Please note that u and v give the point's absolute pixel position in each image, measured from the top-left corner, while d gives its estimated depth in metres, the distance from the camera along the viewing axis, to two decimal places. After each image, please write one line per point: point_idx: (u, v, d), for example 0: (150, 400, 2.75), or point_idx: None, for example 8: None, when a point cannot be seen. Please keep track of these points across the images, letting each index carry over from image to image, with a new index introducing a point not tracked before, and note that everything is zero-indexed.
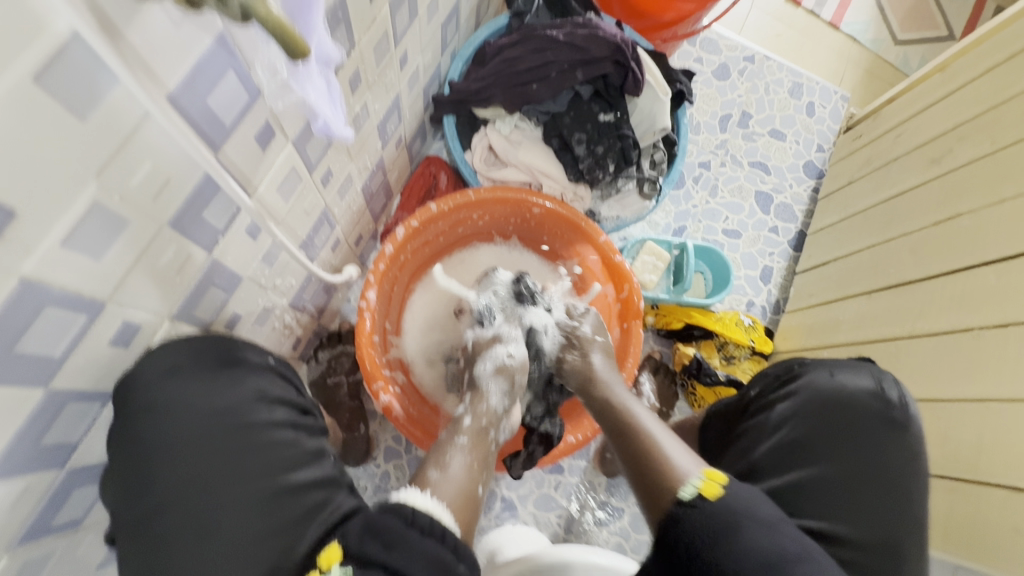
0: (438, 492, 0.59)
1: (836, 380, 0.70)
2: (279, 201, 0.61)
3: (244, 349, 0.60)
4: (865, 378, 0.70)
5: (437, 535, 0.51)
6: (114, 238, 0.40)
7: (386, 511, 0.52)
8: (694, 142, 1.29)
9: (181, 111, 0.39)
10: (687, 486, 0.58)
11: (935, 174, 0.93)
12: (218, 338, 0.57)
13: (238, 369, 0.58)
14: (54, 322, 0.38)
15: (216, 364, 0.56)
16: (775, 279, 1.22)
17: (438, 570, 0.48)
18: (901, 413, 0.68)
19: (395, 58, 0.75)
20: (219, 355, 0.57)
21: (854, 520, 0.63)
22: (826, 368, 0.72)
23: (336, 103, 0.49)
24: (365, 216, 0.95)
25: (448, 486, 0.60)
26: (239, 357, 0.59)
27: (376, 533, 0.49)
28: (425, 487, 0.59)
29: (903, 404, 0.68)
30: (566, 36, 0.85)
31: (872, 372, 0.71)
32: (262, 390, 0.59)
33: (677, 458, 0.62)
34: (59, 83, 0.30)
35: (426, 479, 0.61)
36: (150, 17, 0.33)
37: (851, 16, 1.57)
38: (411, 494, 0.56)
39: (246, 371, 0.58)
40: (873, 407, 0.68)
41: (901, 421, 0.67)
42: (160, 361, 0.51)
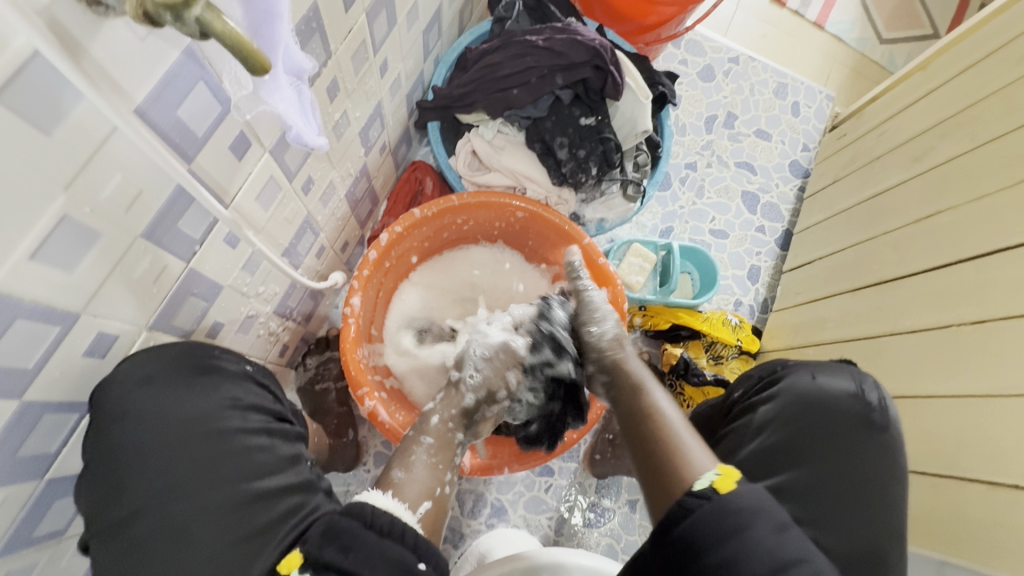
0: (399, 493, 0.60)
1: (817, 382, 0.70)
2: (258, 210, 0.62)
3: (220, 357, 0.60)
4: (847, 382, 0.70)
5: (396, 534, 0.51)
6: (85, 250, 0.40)
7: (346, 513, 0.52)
8: (680, 144, 1.30)
9: (150, 124, 0.40)
10: (702, 479, 0.55)
11: (916, 172, 0.93)
12: (193, 345, 0.58)
13: (214, 377, 0.58)
14: (26, 335, 0.39)
15: (192, 371, 0.56)
16: (762, 278, 1.23)
17: (397, 570, 0.48)
18: (879, 415, 0.68)
19: (375, 66, 0.75)
20: (195, 363, 0.57)
21: (833, 531, 0.63)
22: (807, 370, 0.71)
23: (308, 113, 0.49)
24: (351, 222, 0.96)
25: (412, 487, 0.62)
26: (214, 364, 0.59)
27: (335, 536, 0.50)
28: (387, 490, 0.60)
29: (882, 408, 0.69)
30: (545, 42, 0.86)
31: (852, 375, 0.71)
32: (236, 397, 0.59)
33: (694, 453, 0.60)
34: (22, 98, 0.31)
35: (390, 480, 0.62)
36: (113, 32, 0.34)
37: (836, 16, 1.58)
38: (372, 495, 0.58)
39: (222, 378, 0.59)
40: (852, 407, 0.68)
41: (879, 423, 0.68)
42: (140, 367, 0.51)
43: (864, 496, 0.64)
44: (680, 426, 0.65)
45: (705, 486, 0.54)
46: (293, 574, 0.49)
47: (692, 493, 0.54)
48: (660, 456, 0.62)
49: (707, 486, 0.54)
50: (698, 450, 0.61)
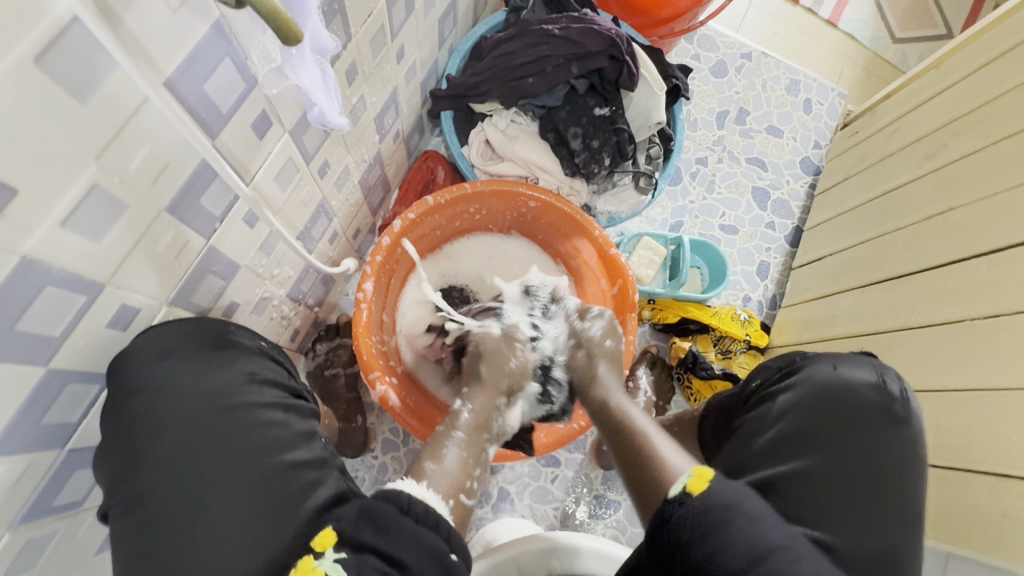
0: (432, 483, 0.60)
1: (839, 373, 0.71)
2: (276, 190, 0.62)
3: (235, 333, 0.61)
4: (867, 372, 0.71)
5: (430, 524, 0.52)
6: (113, 220, 0.41)
7: (381, 499, 0.53)
8: (691, 138, 1.30)
9: (178, 96, 0.40)
10: (676, 484, 0.57)
11: (929, 169, 0.93)
12: (210, 321, 0.58)
13: (230, 352, 0.59)
14: (55, 303, 0.39)
15: (210, 346, 0.57)
16: (772, 274, 1.23)
17: (432, 558, 0.49)
18: (901, 406, 0.69)
19: (392, 51, 0.76)
20: (212, 338, 0.58)
21: (866, 526, 0.61)
22: (829, 361, 0.72)
23: (331, 93, 0.50)
24: (363, 209, 0.96)
25: (445, 479, 0.62)
26: (230, 340, 0.60)
27: (370, 519, 0.50)
28: (421, 479, 0.60)
29: (904, 400, 0.69)
30: (561, 31, 0.86)
31: (875, 366, 0.72)
32: (253, 372, 0.60)
33: (669, 458, 0.62)
34: (59, 65, 0.31)
35: (422, 471, 0.62)
36: (147, 3, 0.34)
37: (849, 14, 1.57)
38: (408, 484, 0.58)
39: (237, 354, 0.60)
40: (864, 398, 0.69)
41: (902, 415, 0.68)
42: (159, 341, 0.52)
43: (873, 483, 0.64)
44: (653, 434, 0.67)
45: (679, 489, 0.56)
46: (325, 553, 0.49)
47: (668, 499, 0.56)
48: (643, 475, 0.63)
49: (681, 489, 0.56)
50: (674, 454, 0.63)
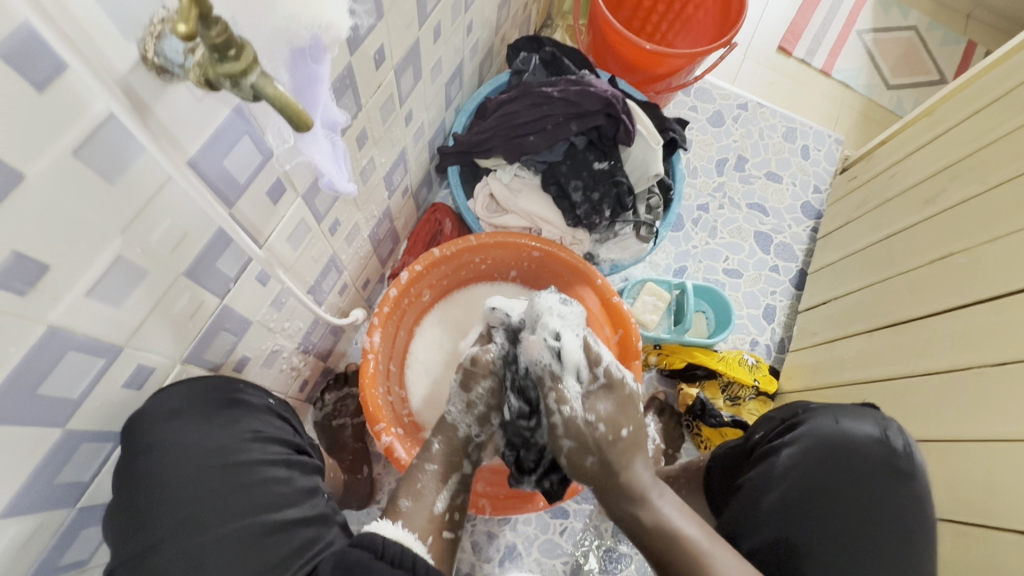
0: (407, 522, 0.64)
1: (841, 427, 0.69)
2: (288, 250, 0.65)
3: (244, 392, 0.63)
4: (869, 428, 0.69)
5: (407, 565, 0.55)
6: (133, 288, 0.43)
7: (358, 545, 0.55)
8: (692, 186, 1.33)
9: (199, 173, 0.43)
10: None
11: (928, 214, 0.95)
12: (218, 380, 0.60)
13: (239, 411, 0.61)
14: (75, 367, 0.41)
15: (216, 405, 0.58)
16: (778, 317, 1.23)
17: None
18: (905, 461, 0.67)
19: (400, 116, 0.81)
20: (220, 397, 0.59)
21: None
22: (830, 415, 0.71)
23: (340, 163, 0.53)
24: (372, 260, 1.00)
25: (422, 516, 0.66)
26: (240, 399, 0.61)
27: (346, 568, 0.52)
28: (396, 519, 0.64)
29: (908, 454, 0.67)
30: (560, 93, 0.91)
31: (875, 419, 0.71)
32: (256, 430, 0.61)
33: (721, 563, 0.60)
34: (94, 155, 0.34)
35: (397, 509, 0.66)
36: (177, 95, 0.38)
37: (842, 64, 1.63)
38: (383, 526, 0.61)
39: (246, 412, 0.61)
40: (870, 452, 0.67)
41: (906, 470, 0.66)
42: (169, 401, 0.53)
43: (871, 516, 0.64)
44: (702, 538, 0.63)
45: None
46: None
47: None
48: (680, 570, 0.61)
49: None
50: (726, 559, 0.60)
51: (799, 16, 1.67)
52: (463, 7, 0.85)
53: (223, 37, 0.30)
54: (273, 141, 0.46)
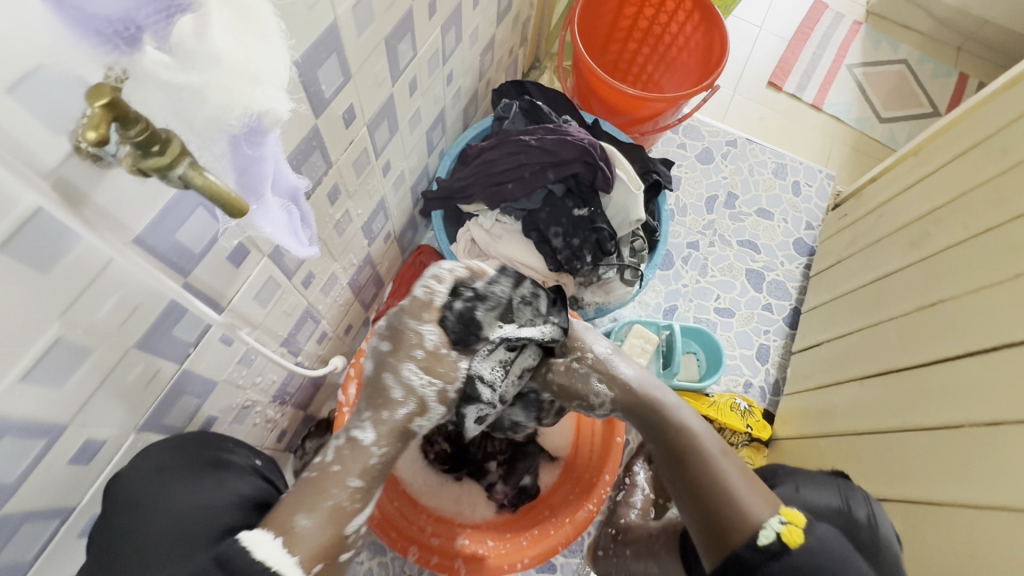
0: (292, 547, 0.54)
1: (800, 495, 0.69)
2: (256, 308, 0.65)
3: (231, 452, 0.64)
4: (833, 497, 0.68)
5: None
6: (75, 366, 0.42)
7: None
8: (681, 224, 1.32)
9: (147, 250, 0.43)
10: (768, 528, 0.61)
11: (913, 258, 0.93)
12: (206, 435, 0.62)
13: (225, 472, 0.61)
14: (12, 450, 0.40)
15: (201, 466, 0.59)
16: (772, 357, 1.20)
17: None
18: (868, 533, 0.64)
19: (376, 168, 0.81)
20: (207, 459, 0.60)
21: None
22: (793, 483, 0.71)
23: (297, 232, 0.52)
24: (354, 306, 0.99)
25: (310, 545, 0.55)
26: (226, 460, 0.63)
27: None
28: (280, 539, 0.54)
29: (871, 524, 0.65)
30: (537, 141, 0.91)
31: (839, 488, 0.70)
32: (241, 494, 0.60)
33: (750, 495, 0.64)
34: (24, 247, 0.34)
35: (290, 526, 0.55)
36: (118, 180, 0.38)
37: (832, 98, 1.64)
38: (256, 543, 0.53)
39: (233, 474, 0.62)
40: (833, 522, 0.66)
41: (869, 543, 0.63)
42: (154, 461, 0.55)
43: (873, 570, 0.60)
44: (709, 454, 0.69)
45: (772, 534, 0.60)
46: None
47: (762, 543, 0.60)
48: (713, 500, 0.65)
49: (775, 535, 0.60)
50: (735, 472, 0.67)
51: (787, 51, 1.69)
52: (441, 59, 0.87)
53: (145, 134, 0.30)
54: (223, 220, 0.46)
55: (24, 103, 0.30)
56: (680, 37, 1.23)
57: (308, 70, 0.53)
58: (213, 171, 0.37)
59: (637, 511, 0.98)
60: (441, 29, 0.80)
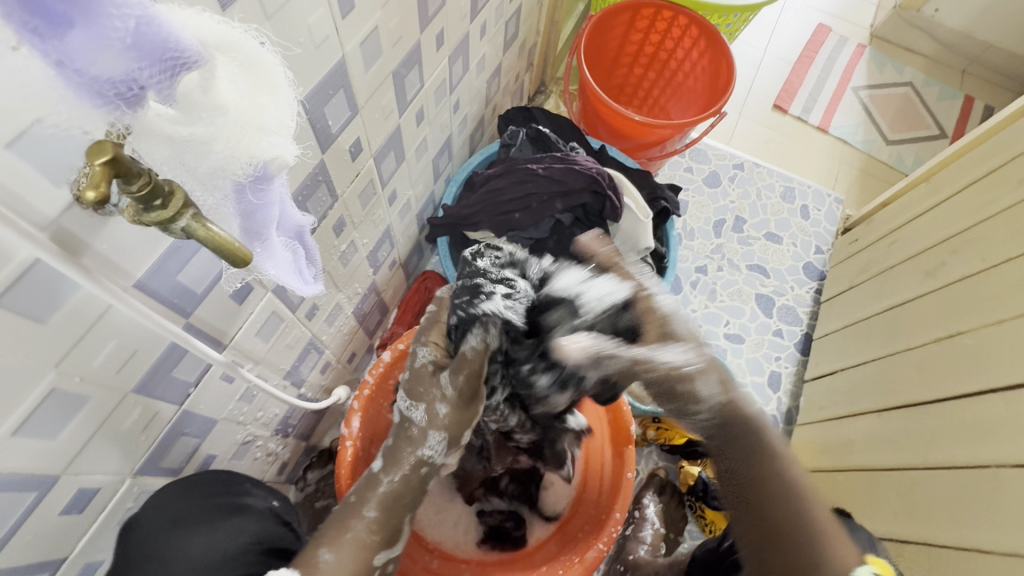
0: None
1: None
2: (258, 344, 0.63)
3: (249, 493, 0.66)
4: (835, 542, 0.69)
5: None
6: (70, 416, 0.41)
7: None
8: (689, 248, 1.31)
9: (148, 293, 0.42)
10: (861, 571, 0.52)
11: (931, 287, 0.93)
12: (226, 476, 0.65)
13: (243, 516, 0.63)
14: (1, 504, 0.39)
15: (221, 510, 0.61)
16: (784, 385, 1.17)
17: None
18: None
19: (383, 198, 0.81)
20: (227, 502, 0.63)
21: None
22: None
23: (304, 272, 0.50)
24: (359, 333, 0.97)
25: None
26: (242, 503, 0.64)
27: None
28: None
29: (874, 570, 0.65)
30: (544, 171, 0.91)
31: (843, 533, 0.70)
32: (258, 540, 0.62)
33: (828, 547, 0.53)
34: (19, 299, 0.33)
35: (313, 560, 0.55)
36: (118, 227, 0.37)
37: (838, 121, 1.63)
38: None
39: (250, 519, 0.64)
40: None
41: None
42: (169, 509, 0.56)
43: None
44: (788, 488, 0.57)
45: None
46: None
47: None
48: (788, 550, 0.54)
49: None
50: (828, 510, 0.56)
51: (792, 74, 1.69)
52: (449, 88, 0.87)
53: (147, 188, 0.29)
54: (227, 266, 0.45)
55: (24, 157, 0.29)
56: (686, 63, 1.23)
57: (316, 106, 0.52)
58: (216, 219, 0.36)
59: (647, 548, 0.94)
60: (448, 59, 0.80)
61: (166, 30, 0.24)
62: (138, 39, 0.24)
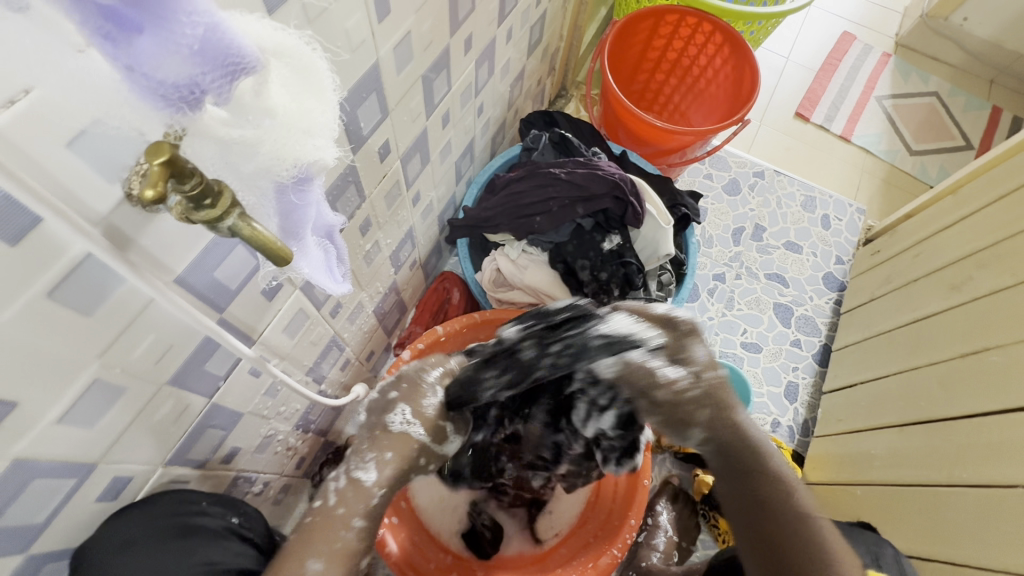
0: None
1: None
2: (284, 340, 0.64)
3: (203, 513, 0.56)
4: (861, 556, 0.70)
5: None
6: (109, 406, 0.42)
7: None
8: (707, 255, 1.30)
9: (186, 288, 0.43)
10: None
11: (957, 301, 0.92)
12: (178, 493, 0.55)
13: (197, 539, 0.54)
14: (43, 490, 0.40)
15: (173, 532, 0.52)
16: (801, 396, 1.16)
17: None
18: None
19: (407, 199, 0.82)
20: (179, 521, 0.53)
21: None
22: None
23: (333, 269, 0.51)
24: (378, 332, 0.98)
25: None
26: (196, 525, 0.55)
27: None
28: None
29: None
30: (567, 175, 0.91)
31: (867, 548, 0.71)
32: (210, 562, 0.53)
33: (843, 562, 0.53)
34: (70, 293, 0.34)
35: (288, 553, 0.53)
36: (163, 225, 0.38)
37: (861, 130, 1.61)
38: None
39: (205, 540, 0.55)
40: None
41: None
42: (121, 531, 0.49)
43: None
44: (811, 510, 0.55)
45: None
46: None
47: None
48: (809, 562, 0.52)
49: None
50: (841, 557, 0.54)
51: (815, 82, 1.67)
52: (474, 91, 0.87)
53: (199, 187, 0.30)
54: (263, 264, 0.46)
55: (83, 157, 0.30)
56: (709, 70, 1.22)
57: (350, 109, 0.53)
58: (260, 218, 0.37)
59: (659, 555, 0.95)
60: (475, 63, 0.81)
61: (230, 38, 0.25)
62: (203, 46, 0.25)
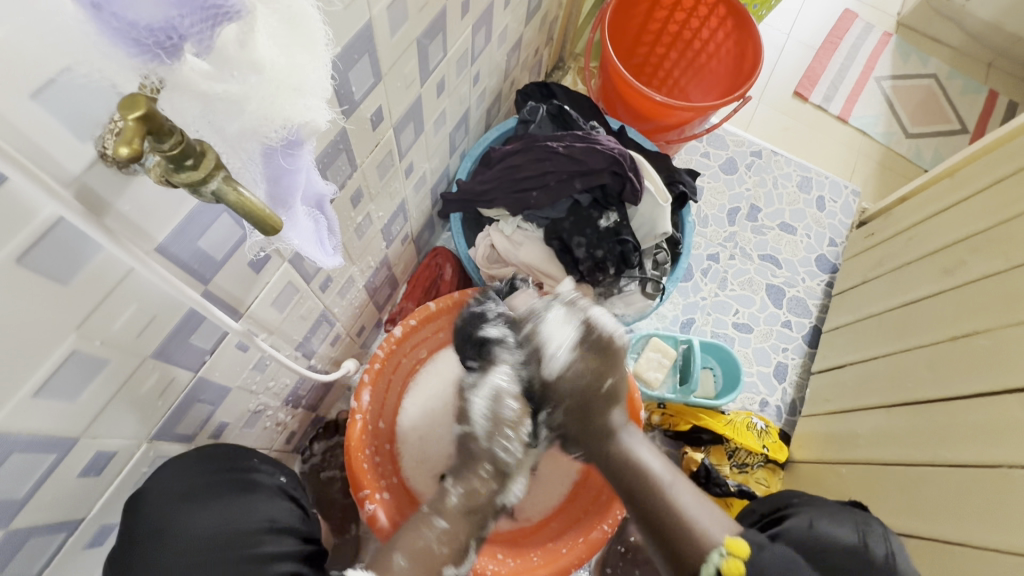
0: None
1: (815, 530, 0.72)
2: (273, 314, 0.62)
3: (257, 470, 0.65)
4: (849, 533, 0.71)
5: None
6: (90, 379, 0.41)
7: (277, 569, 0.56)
8: (702, 235, 1.30)
9: (169, 257, 0.41)
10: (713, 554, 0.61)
11: (950, 285, 0.92)
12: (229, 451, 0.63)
13: (251, 491, 0.62)
14: (23, 465, 0.39)
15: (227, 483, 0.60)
16: (790, 377, 1.18)
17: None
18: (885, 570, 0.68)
19: (400, 170, 0.79)
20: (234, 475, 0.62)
21: None
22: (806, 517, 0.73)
23: (324, 241, 0.49)
24: (369, 307, 0.97)
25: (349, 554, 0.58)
26: (250, 480, 0.64)
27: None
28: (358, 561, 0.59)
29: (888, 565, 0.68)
30: (564, 149, 0.89)
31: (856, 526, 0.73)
32: (271, 518, 0.62)
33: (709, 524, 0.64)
34: (43, 260, 0.32)
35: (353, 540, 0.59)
36: (142, 188, 0.35)
37: (859, 111, 1.60)
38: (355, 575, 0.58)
39: (259, 493, 0.63)
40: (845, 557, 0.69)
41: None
42: (179, 483, 0.56)
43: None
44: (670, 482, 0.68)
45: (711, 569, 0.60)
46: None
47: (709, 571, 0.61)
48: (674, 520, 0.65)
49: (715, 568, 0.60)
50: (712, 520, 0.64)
51: (816, 61, 1.64)
52: (470, 59, 0.84)
53: (179, 148, 0.28)
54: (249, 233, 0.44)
55: (52, 110, 0.28)
56: (711, 44, 1.19)
57: (340, 70, 0.50)
58: (247, 184, 0.35)
59: None
60: (472, 28, 0.77)
61: None
62: None
